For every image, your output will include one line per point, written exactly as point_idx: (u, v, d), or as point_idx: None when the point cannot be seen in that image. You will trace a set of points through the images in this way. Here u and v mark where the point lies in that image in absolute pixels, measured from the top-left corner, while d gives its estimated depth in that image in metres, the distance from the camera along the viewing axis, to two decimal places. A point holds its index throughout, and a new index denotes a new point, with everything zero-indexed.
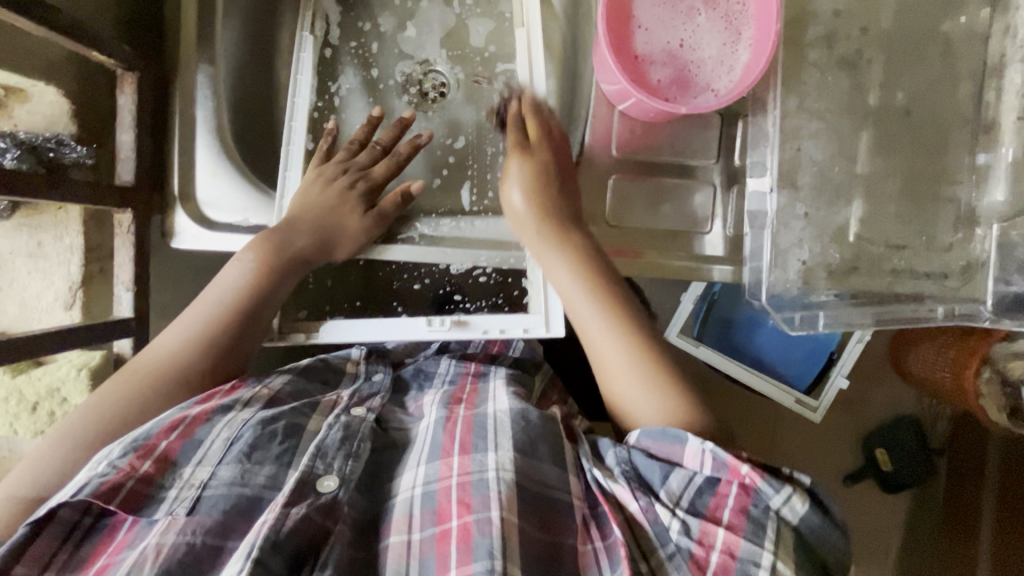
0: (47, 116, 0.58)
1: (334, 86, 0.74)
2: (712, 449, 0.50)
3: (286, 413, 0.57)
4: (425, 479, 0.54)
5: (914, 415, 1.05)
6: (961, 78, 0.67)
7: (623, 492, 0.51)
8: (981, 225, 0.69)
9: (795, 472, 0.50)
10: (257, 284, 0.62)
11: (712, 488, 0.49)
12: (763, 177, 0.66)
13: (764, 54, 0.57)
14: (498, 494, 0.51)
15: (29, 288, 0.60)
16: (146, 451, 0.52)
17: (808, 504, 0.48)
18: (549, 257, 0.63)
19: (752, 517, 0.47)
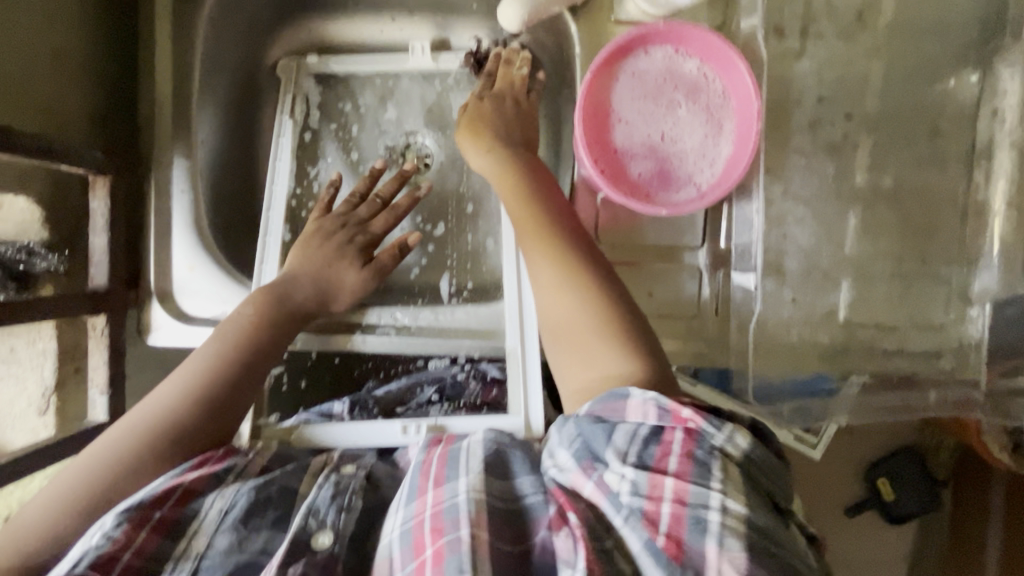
0: (18, 225, 0.57)
1: (314, 171, 0.74)
2: (655, 398, 0.45)
3: (279, 475, 0.53)
4: (402, 520, 0.47)
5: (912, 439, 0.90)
6: (949, 160, 0.65)
7: (578, 479, 0.45)
8: (974, 305, 0.66)
9: (736, 411, 0.46)
10: (257, 335, 0.59)
11: (656, 437, 0.43)
12: (748, 272, 0.65)
13: (747, 151, 0.56)
14: (471, 514, 0.45)
15: (2, 395, 0.60)
16: (140, 520, 0.46)
17: (750, 439, 0.43)
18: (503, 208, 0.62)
19: (697, 459, 0.41)
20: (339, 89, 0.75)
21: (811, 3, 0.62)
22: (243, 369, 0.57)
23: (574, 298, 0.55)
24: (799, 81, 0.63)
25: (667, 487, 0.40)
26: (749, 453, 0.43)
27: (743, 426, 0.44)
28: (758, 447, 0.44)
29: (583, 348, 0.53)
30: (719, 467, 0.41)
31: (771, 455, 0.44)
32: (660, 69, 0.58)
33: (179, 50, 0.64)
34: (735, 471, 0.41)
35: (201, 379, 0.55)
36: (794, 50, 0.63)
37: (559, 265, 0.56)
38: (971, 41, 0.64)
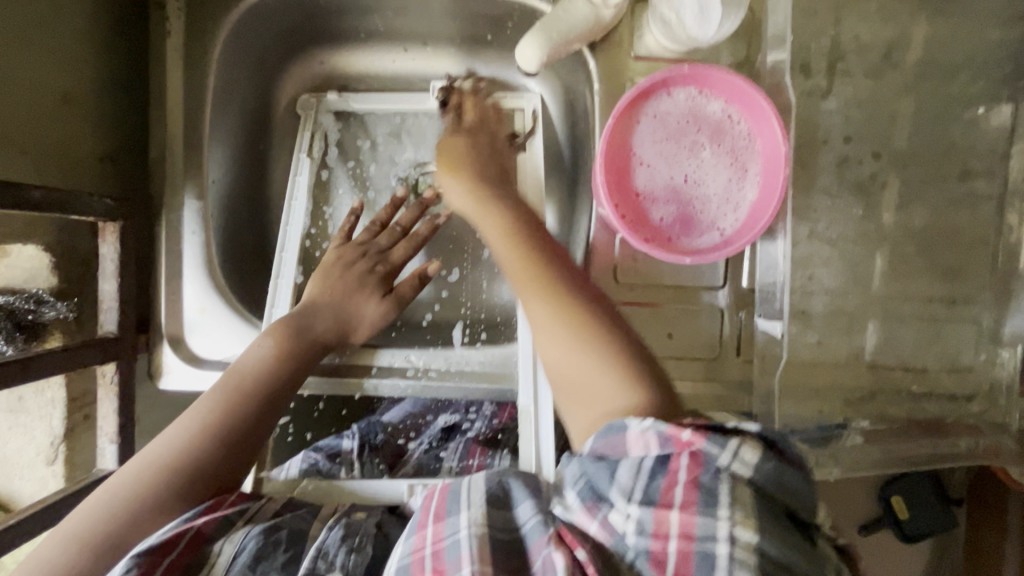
0: (27, 273, 0.56)
1: (329, 210, 0.74)
2: (654, 424, 0.40)
3: (288, 518, 0.51)
4: (399, 556, 0.44)
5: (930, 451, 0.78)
6: (980, 198, 0.63)
7: (580, 517, 0.41)
8: (1007, 347, 0.64)
9: (741, 418, 0.40)
10: (276, 368, 0.58)
11: (664, 468, 0.39)
12: (774, 319, 0.63)
13: (773, 196, 0.54)
14: (471, 550, 0.41)
15: (9, 444, 0.58)
16: (147, 568, 0.45)
17: (760, 452, 0.38)
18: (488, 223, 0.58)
19: (705, 486, 0.37)
20: (357, 128, 0.75)
21: (837, 40, 0.60)
22: (265, 404, 0.56)
23: (565, 329, 0.50)
24: (825, 119, 0.61)
25: (673, 523, 0.37)
26: (763, 469, 0.38)
27: (753, 439, 0.38)
28: (772, 459, 0.38)
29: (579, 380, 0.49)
30: (728, 491, 0.37)
31: (786, 467, 0.39)
32: (683, 110, 0.56)
33: (190, 89, 0.63)
34: (749, 496, 0.37)
35: (220, 417, 0.54)
36: (821, 88, 0.61)
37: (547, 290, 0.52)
38: (1004, 75, 0.61)
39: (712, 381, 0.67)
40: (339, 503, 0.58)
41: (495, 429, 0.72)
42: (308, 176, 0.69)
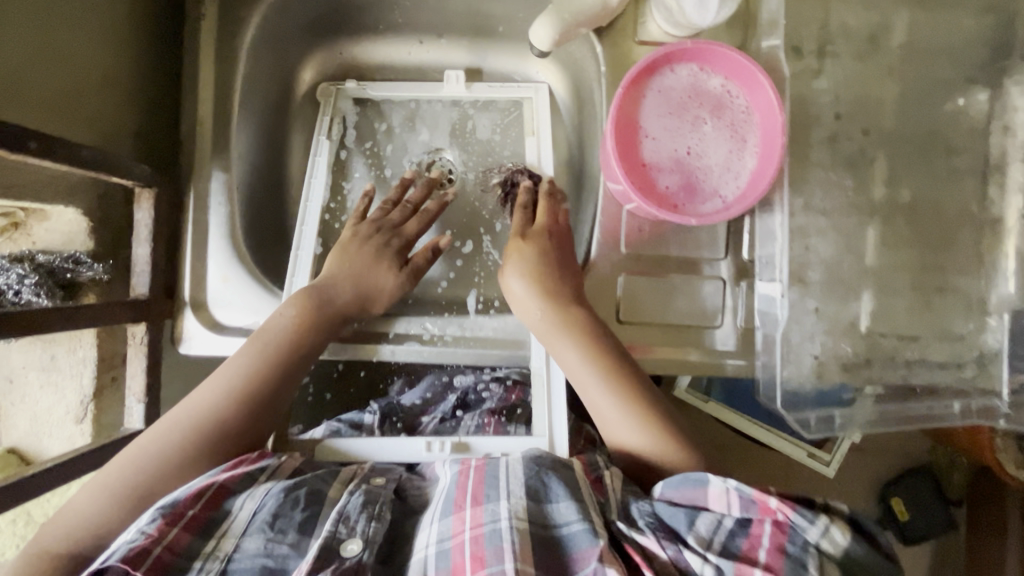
0: (64, 235, 0.58)
1: (347, 186, 0.76)
2: (736, 488, 0.51)
3: (309, 478, 0.54)
4: (439, 537, 0.51)
5: (927, 462, 1.11)
6: (963, 174, 0.67)
7: (650, 543, 0.50)
8: (993, 316, 0.68)
9: (829, 503, 0.52)
10: (298, 338, 0.61)
11: (745, 529, 0.49)
12: (773, 281, 0.66)
13: (771, 164, 0.58)
14: (512, 545, 0.49)
15: (41, 402, 0.60)
16: (173, 518, 0.49)
17: (847, 535, 0.49)
18: (550, 334, 0.63)
19: (790, 554, 0.47)
20: (374, 112, 0.78)
21: (826, 25, 0.65)
22: (291, 375, 0.60)
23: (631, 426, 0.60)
24: (816, 98, 0.66)
25: None
26: (849, 550, 0.48)
27: (841, 523, 0.49)
28: (860, 545, 0.49)
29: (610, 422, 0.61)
30: (813, 565, 0.47)
31: (868, 553, 0.49)
32: (685, 86, 0.60)
33: (221, 67, 0.67)
34: (831, 570, 0.47)
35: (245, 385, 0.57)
36: (812, 68, 0.66)
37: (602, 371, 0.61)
38: (980, 61, 0.67)
39: (715, 347, 0.69)
40: (359, 462, 0.61)
41: (508, 401, 0.73)
42: (327, 156, 0.74)
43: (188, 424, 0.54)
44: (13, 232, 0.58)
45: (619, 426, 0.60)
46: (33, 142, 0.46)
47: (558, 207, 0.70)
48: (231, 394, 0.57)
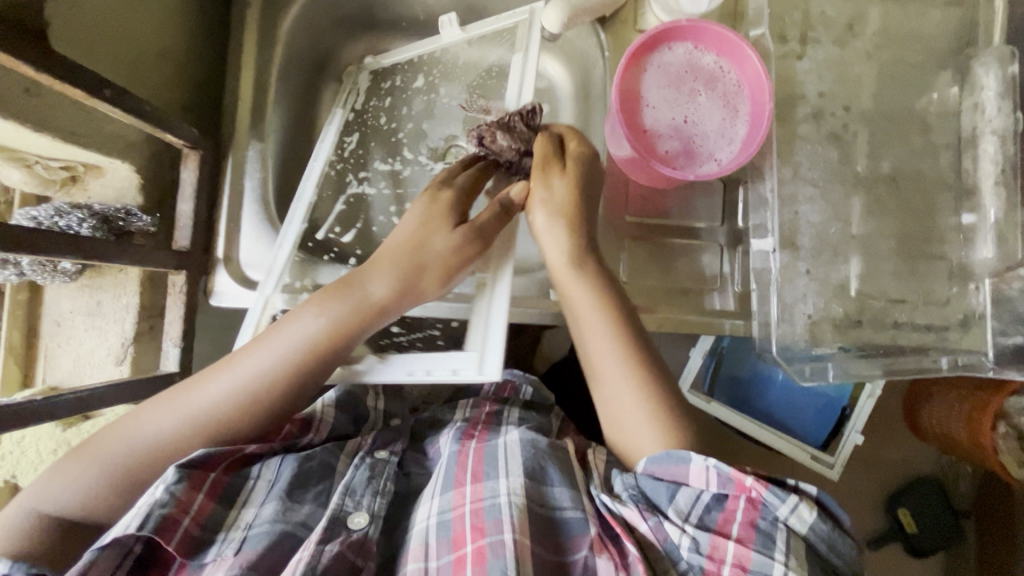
0: (116, 189, 0.64)
1: (350, 141, 0.80)
2: (716, 466, 0.55)
3: (319, 452, 0.61)
4: (440, 509, 0.57)
5: (931, 474, 1.16)
6: (939, 149, 0.73)
7: (633, 515, 0.56)
8: (975, 281, 0.72)
9: (801, 484, 0.55)
10: (325, 342, 0.60)
11: (720, 505, 0.55)
12: (766, 237, 0.71)
13: (761, 129, 0.64)
14: (510, 518, 0.54)
15: (85, 344, 0.65)
16: (197, 484, 0.54)
17: (815, 513, 0.53)
18: (568, 291, 0.65)
19: (761, 529, 0.53)
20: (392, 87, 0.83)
21: (807, 14, 0.73)
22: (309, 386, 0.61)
23: (646, 422, 0.62)
24: (801, 78, 0.73)
25: (729, 551, 0.52)
26: (814, 527, 0.53)
27: (810, 500, 0.53)
28: (825, 524, 0.53)
29: (617, 406, 0.63)
30: (783, 539, 0.52)
31: (838, 533, 0.54)
32: (682, 61, 0.67)
33: (262, 47, 0.73)
34: (801, 547, 0.52)
35: (264, 390, 0.59)
36: (795, 52, 0.73)
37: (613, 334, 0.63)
38: (948, 48, 0.74)
39: (714, 307, 0.74)
40: (361, 436, 0.67)
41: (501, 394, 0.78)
42: (343, 127, 0.79)
43: (199, 416, 0.58)
44: (71, 185, 0.65)
45: (625, 411, 0.63)
46: (107, 90, 0.52)
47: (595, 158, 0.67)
48: (247, 396, 0.58)
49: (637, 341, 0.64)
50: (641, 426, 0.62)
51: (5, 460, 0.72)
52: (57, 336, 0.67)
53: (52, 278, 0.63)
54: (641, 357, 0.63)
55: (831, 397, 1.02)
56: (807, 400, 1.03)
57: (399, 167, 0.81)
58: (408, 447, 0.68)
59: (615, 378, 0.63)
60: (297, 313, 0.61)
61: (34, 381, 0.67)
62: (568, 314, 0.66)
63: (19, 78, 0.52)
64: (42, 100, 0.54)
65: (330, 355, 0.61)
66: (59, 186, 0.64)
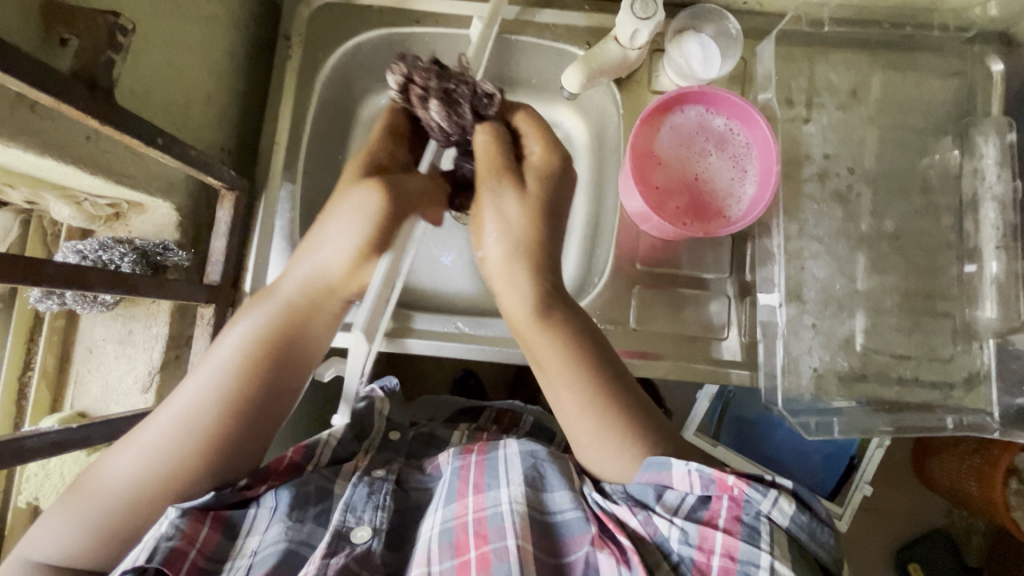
0: (157, 226, 0.68)
1: None
2: (698, 469, 0.56)
3: (314, 476, 0.62)
4: (443, 519, 0.59)
5: (942, 527, 1.15)
6: (941, 210, 0.76)
7: (623, 512, 0.58)
8: (979, 339, 0.74)
9: (778, 477, 0.57)
10: (261, 355, 0.59)
11: (705, 503, 0.56)
12: (772, 292, 0.73)
13: (768, 189, 0.67)
14: (513, 524, 0.57)
15: (115, 372, 0.69)
16: (200, 517, 0.54)
17: (794, 505, 0.55)
18: (527, 330, 0.63)
19: (745, 523, 0.54)
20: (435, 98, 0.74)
21: (812, 80, 0.77)
22: (262, 398, 0.59)
23: (623, 456, 0.61)
24: (807, 139, 0.76)
25: (717, 542, 0.53)
26: (794, 519, 0.55)
27: (788, 494, 0.55)
28: (802, 514, 0.55)
29: (586, 438, 0.63)
30: (766, 531, 0.54)
31: (813, 522, 0.56)
32: (693, 123, 0.71)
33: (299, 95, 0.78)
34: (783, 539, 0.54)
35: (215, 425, 0.57)
36: (801, 116, 0.77)
37: (566, 366, 0.62)
38: (948, 115, 0.77)
39: (721, 356, 0.76)
40: (360, 455, 0.68)
41: (504, 422, 0.83)
42: None
43: (156, 460, 0.56)
44: (114, 221, 0.69)
45: (598, 445, 0.62)
46: (159, 139, 0.56)
47: (550, 170, 0.64)
48: (189, 431, 0.56)
49: (599, 365, 0.63)
50: (624, 464, 0.61)
51: (31, 482, 0.75)
52: (88, 363, 0.71)
53: (90, 307, 0.67)
54: (597, 373, 0.62)
55: (837, 445, 1.03)
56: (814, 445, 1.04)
57: None
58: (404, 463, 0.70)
59: (579, 408, 0.62)
60: (227, 330, 0.60)
61: (62, 406, 0.72)
62: (529, 356, 0.65)
63: (81, 127, 0.57)
64: (99, 146, 0.59)
65: (271, 361, 0.60)
66: (104, 221, 0.69)
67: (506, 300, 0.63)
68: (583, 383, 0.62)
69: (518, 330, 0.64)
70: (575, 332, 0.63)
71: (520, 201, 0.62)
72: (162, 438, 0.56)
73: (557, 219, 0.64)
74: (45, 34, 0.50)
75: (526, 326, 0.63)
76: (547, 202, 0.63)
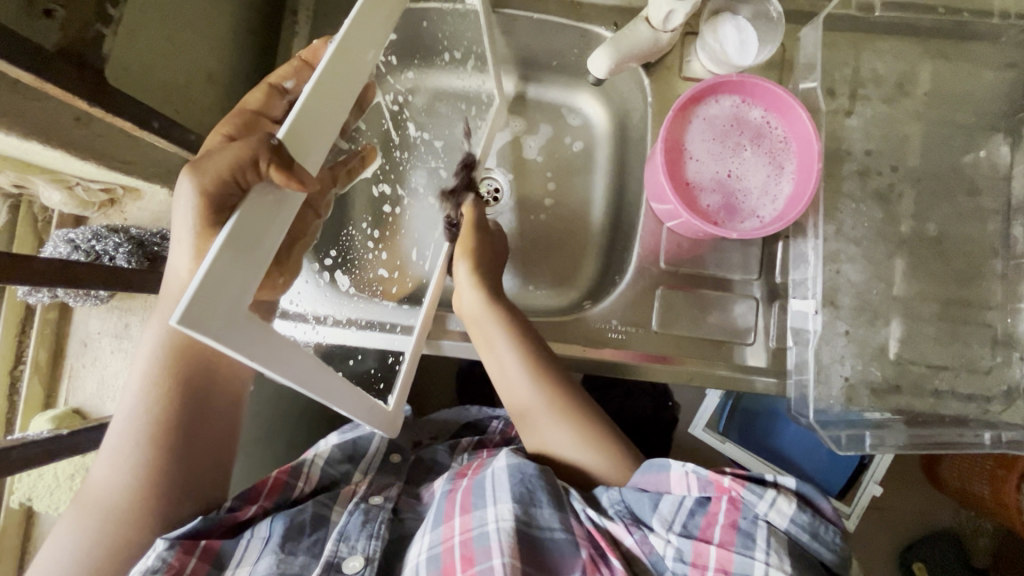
0: (156, 216, 0.66)
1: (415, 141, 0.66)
2: (695, 470, 0.55)
3: (310, 503, 0.62)
4: (430, 544, 0.59)
5: (950, 527, 1.12)
6: (987, 213, 0.71)
7: (618, 529, 0.57)
8: (1021, 350, 0.68)
9: (780, 477, 0.55)
10: (170, 383, 0.55)
11: (703, 508, 0.54)
12: (807, 298, 0.69)
13: (808, 188, 0.62)
14: (499, 544, 0.56)
15: (111, 366, 0.71)
16: (189, 547, 0.54)
17: (794, 505, 0.52)
18: (483, 321, 0.69)
19: (741, 530, 0.52)
20: (415, 45, 0.62)
21: (857, 70, 0.72)
22: (186, 414, 0.56)
23: (577, 444, 0.66)
24: (848, 134, 0.71)
25: (711, 557, 0.52)
26: (795, 519, 0.52)
27: (788, 493, 0.53)
28: (805, 513, 0.52)
29: (537, 422, 0.68)
30: (763, 537, 0.51)
31: (818, 522, 0.52)
32: (728, 115, 0.66)
33: None
34: (783, 543, 0.52)
35: (153, 459, 0.55)
36: (844, 108, 0.72)
37: (525, 360, 0.66)
38: (1002, 109, 0.71)
39: (747, 363, 0.72)
40: (357, 482, 0.69)
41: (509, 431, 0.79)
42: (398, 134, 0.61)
43: (115, 507, 0.54)
44: (108, 207, 0.67)
45: (551, 426, 0.67)
46: (154, 123, 0.54)
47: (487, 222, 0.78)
48: (131, 471, 0.54)
49: (551, 361, 0.68)
50: (579, 451, 0.66)
51: (24, 482, 0.77)
52: (83, 357, 0.73)
53: (84, 301, 0.70)
54: (540, 358, 0.67)
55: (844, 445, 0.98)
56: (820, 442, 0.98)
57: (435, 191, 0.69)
58: (401, 491, 0.70)
59: (524, 393, 0.67)
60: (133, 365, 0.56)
61: (57, 402, 0.73)
62: (488, 354, 0.69)
63: (70, 107, 0.53)
64: (91, 129, 0.55)
65: (184, 376, 0.55)
66: (98, 207, 0.67)
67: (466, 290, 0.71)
68: (538, 379, 0.66)
69: (477, 323, 0.69)
70: (528, 333, 0.68)
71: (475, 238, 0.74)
72: (113, 485, 0.54)
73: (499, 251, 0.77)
74: (29, 7, 0.46)
75: (480, 316, 0.69)
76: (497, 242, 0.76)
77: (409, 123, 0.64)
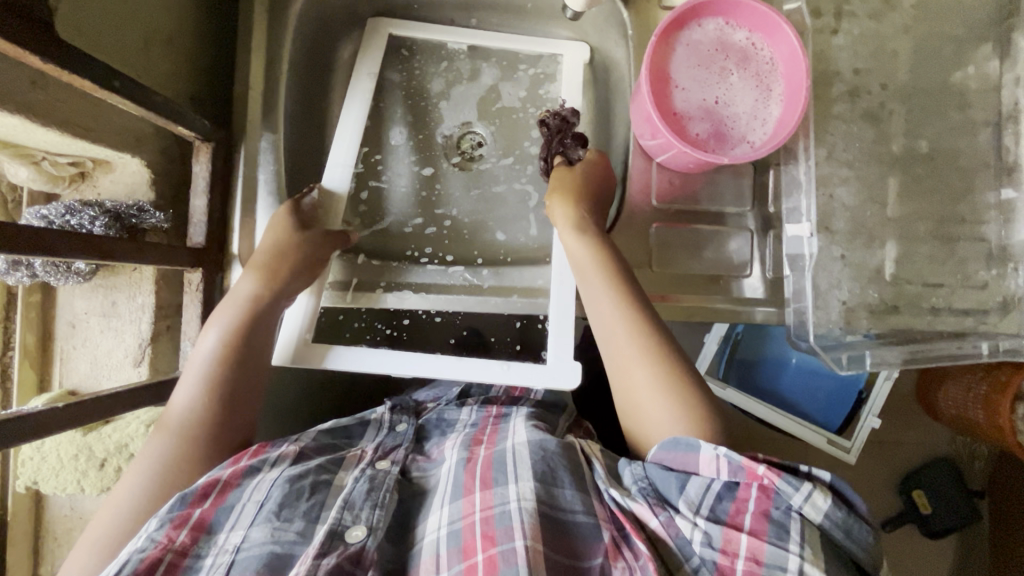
0: (131, 187, 0.68)
1: (396, 142, 0.80)
2: (726, 454, 0.53)
3: (311, 470, 0.61)
4: (450, 519, 0.57)
5: (947, 453, 1.14)
6: (978, 126, 0.70)
7: (642, 510, 0.54)
8: (1014, 262, 0.68)
9: (813, 469, 0.53)
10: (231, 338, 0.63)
11: (731, 493, 0.52)
12: (801, 222, 0.69)
13: (797, 108, 0.61)
14: (521, 525, 0.53)
15: (103, 345, 0.75)
16: (181, 521, 0.55)
17: (829, 500, 0.50)
18: (588, 272, 0.65)
19: (774, 519, 0.50)
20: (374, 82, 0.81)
21: None
22: (223, 412, 0.62)
23: (670, 413, 0.59)
24: (835, 54, 0.70)
25: (741, 545, 0.49)
26: (829, 515, 0.50)
27: (824, 488, 0.50)
28: (839, 510, 0.50)
29: (649, 400, 0.61)
30: (796, 529, 0.49)
31: (853, 518, 0.50)
32: (712, 39, 0.64)
33: (273, 34, 0.72)
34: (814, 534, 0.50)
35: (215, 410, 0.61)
36: (830, 27, 0.70)
37: (629, 318, 0.63)
38: (989, 19, 0.70)
39: (744, 295, 0.72)
40: (362, 447, 0.68)
41: (513, 393, 0.79)
42: (388, 160, 0.80)
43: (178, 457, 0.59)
44: (80, 182, 0.70)
45: (643, 390, 0.61)
46: (117, 82, 0.52)
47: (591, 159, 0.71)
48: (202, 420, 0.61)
49: (653, 321, 0.63)
50: (663, 415, 0.59)
51: (28, 466, 0.79)
52: (73, 338, 0.77)
53: (65, 278, 0.73)
54: (647, 316, 0.63)
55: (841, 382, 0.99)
56: (818, 380, 1.00)
57: (425, 163, 0.81)
58: (409, 450, 0.69)
59: (628, 364, 0.62)
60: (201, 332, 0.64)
61: (53, 384, 0.77)
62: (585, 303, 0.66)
63: (25, 70, 0.56)
64: (47, 92, 0.58)
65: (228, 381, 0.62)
66: (69, 183, 0.70)
67: (565, 246, 0.67)
68: (636, 338, 0.62)
69: (581, 276, 0.65)
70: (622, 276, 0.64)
71: (562, 199, 0.68)
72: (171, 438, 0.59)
73: (596, 181, 0.70)
74: None
75: (583, 267, 0.65)
76: (595, 176, 0.70)
77: (396, 136, 0.81)
